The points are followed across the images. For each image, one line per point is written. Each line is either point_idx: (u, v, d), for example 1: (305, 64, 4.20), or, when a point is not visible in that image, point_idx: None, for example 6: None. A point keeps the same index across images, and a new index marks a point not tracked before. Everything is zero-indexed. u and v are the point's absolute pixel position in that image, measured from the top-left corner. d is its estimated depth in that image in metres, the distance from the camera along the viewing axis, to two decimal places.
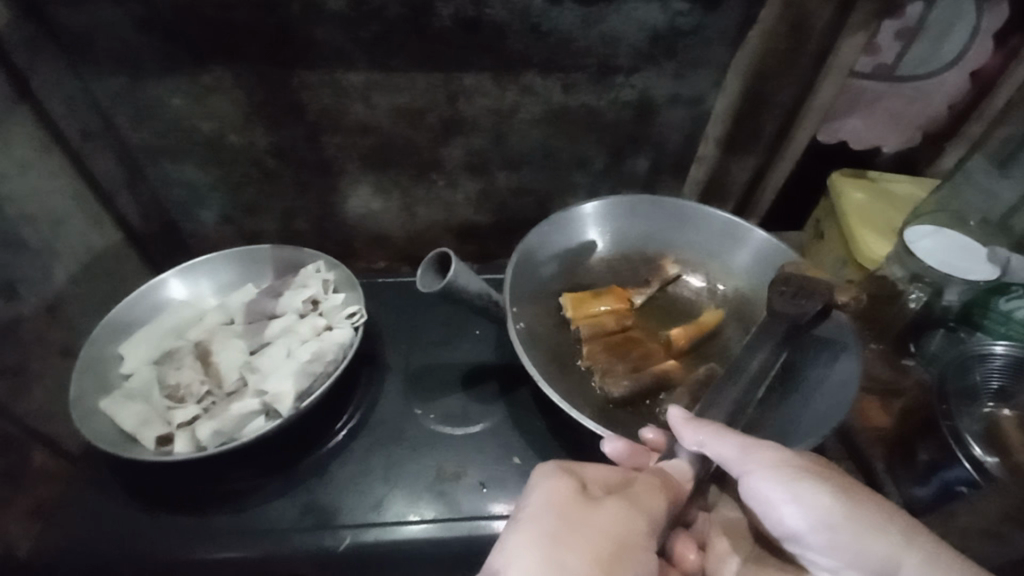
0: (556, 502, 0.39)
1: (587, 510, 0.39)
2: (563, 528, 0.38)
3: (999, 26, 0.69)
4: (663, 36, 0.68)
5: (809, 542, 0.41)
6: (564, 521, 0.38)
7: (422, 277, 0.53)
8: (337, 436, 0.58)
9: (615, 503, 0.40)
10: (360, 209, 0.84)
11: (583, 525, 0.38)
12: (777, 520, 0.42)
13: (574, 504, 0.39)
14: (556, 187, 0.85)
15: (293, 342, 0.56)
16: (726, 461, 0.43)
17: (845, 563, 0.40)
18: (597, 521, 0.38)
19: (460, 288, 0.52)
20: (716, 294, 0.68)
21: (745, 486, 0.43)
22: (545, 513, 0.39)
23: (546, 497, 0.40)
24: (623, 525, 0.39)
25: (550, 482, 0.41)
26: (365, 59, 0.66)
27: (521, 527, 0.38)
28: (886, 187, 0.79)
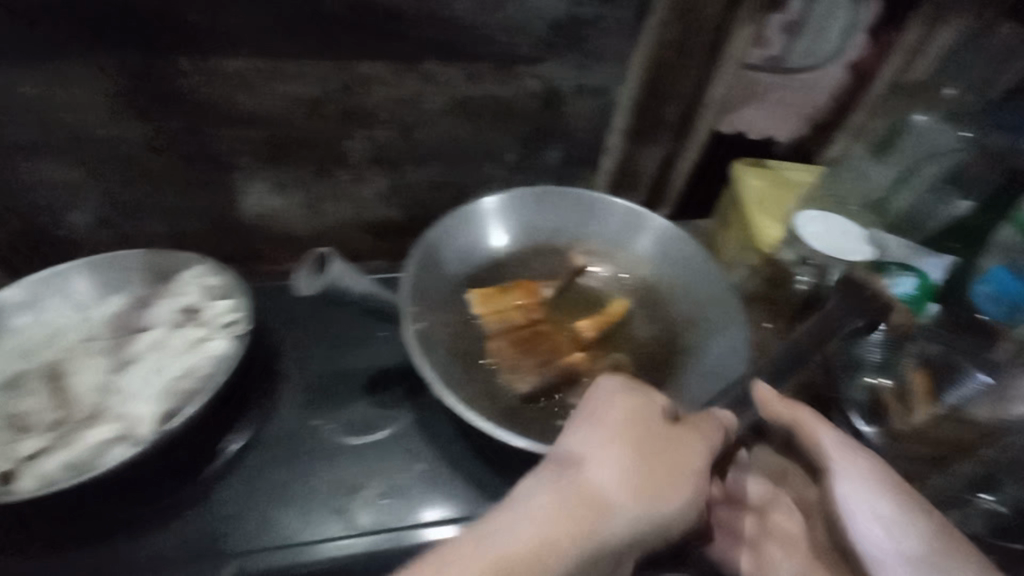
0: (634, 420, 0.44)
1: (653, 433, 0.44)
2: (628, 445, 0.42)
3: (871, 22, 0.74)
4: (562, 26, 0.67)
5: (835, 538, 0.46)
6: (631, 438, 0.43)
7: (298, 278, 0.51)
8: (227, 451, 0.54)
9: (683, 433, 0.45)
10: (258, 208, 0.78)
11: (644, 446, 0.43)
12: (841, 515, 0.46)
13: (645, 423, 0.44)
14: (468, 181, 0.83)
15: (163, 356, 0.51)
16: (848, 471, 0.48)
17: None
18: (655, 444, 0.43)
19: (339, 285, 0.51)
20: (623, 284, 0.68)
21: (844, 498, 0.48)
22: (620, 426, 0.44)
23: (625, 413, 0.45)
24: (679, 450, 0.43)
25: (625, 399, 0.46)
26: (247, 43, 0.61)
27: (588, 432, 0.43)
28: (783, 175, 0.83)
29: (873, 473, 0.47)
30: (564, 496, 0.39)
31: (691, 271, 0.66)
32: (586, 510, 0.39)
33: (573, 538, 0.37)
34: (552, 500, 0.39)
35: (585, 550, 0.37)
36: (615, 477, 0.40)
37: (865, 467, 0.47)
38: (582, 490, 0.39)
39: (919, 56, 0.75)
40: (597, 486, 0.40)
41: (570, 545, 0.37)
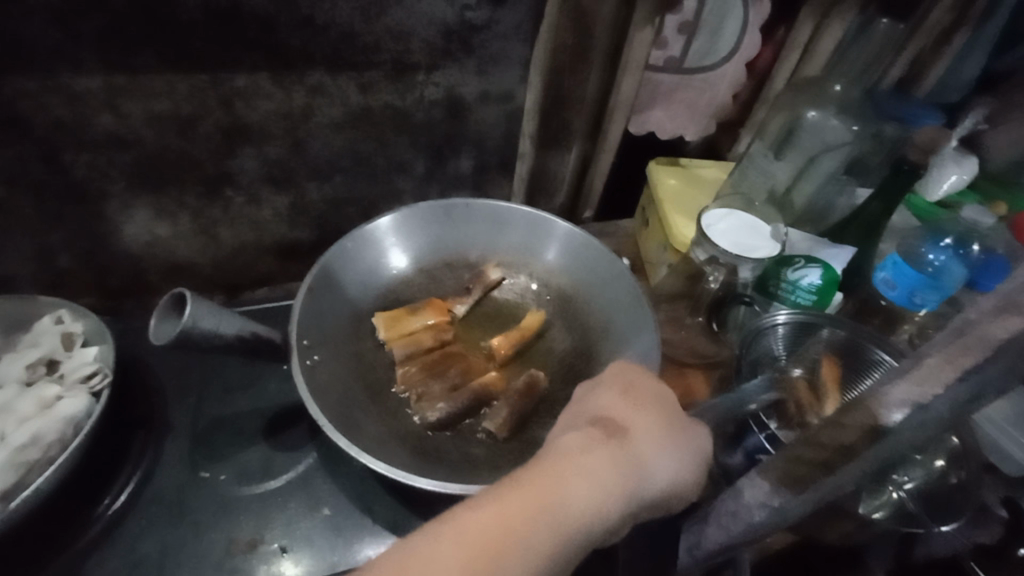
0: (661, 390, 0.45)
1: (679, 401, 0.45)
2: (660, 411, 0.43)
3: (763, 21, 0.75)
4: (455, 31, 0.65)
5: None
6: (658, 407, 0.44)
7: (158, 327, 0.46)
8: (105, 515, 0.49)
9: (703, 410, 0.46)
10: (142, 236, 0.71)
11: (676, 413, 0.44)
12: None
13: (669, 393, 0.45)
14: (377, 195, 0.79)
15: (8, 422, 0.44)
16: None
17: None
18: (682, 415, 0.44)
19: (204, 331, 0.46)
20: (538, 295, 0.66)
21: None
22: (650, 395, 0.45)
23: (652, 383, 0.46)
24: (701, 423, 0.44)
25: (648, 372, 0.47)
26: (99, 60, 0.55)
27: (617, 397, 0.44)
28: (695, 172, 0.84)
29: None
30: (604, 449, 0.39)
31: (603, 279, 0.65)
32: (625, 467, 0.39)
33: (613, 491, 0.38)
34: (592, 453, 0.39)
35: (624, 502, 0.38)
36: (649, 438, 0.41)
37: None
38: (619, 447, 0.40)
39: (809, 52, 0.77)
40: (633, 445, 0.40)
41: (611, 496, 0.38)
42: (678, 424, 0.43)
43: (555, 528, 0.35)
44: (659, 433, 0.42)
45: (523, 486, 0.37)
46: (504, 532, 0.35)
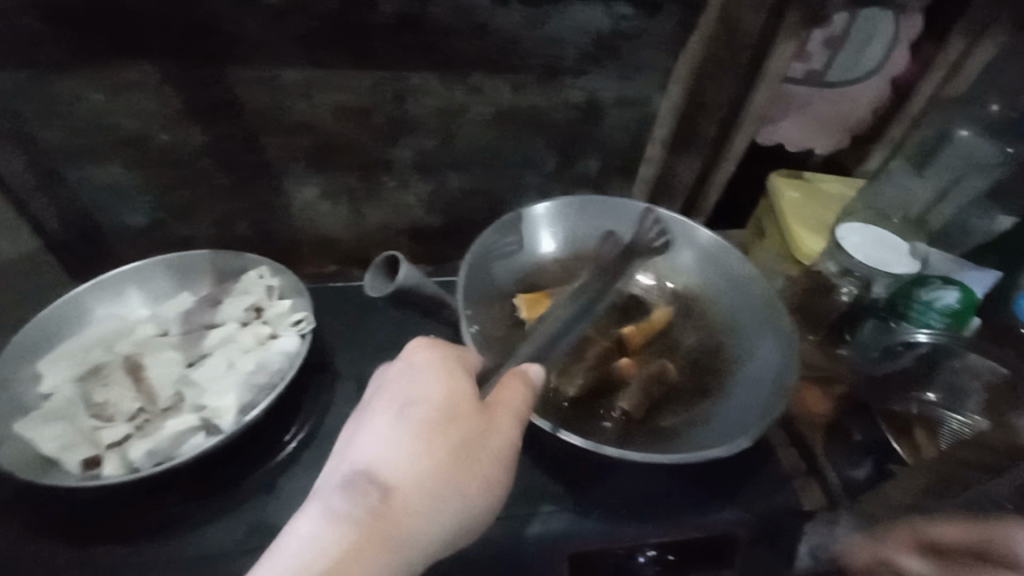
0: (428, 396, 0.43)
1: (457, 405, 0.42)
2: (418, 425, 0.41)
3: (911, 37, 0.75)
4: (606, 40, 0.69)
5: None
6: (426, 421, 0.42)
7: (373, 281, 0.53)
8: (287, 448, 0.56)
9: (481, 403, 0.43)
10: (305, 212, 0.80)
11: (440, 423, 0.41)
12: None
13: (440, 412, 0.42)
14: (507, 189, 0.84)
15: (236, 351, 0.53)
16: None
17: None
18: (443, 417, 0.42)
19: (413, 287, 0.53)
20: (666, 292, 0.69)
21: None
22: (407, 414, 0.42)
23: (420, 394, 0.43)
24: (477, 423, 0.42)
25: (418, 370, 0.45)
26: (304, 55, 0.64)
27: (382, 432, 0.41)
28: (819, 187, 0.83)
29: None
30: (357, 507, 0.38)
31: (733, 281, 0.66)
32: (383, 512, 0.38)
33: (378, 549, 0.36)
34: (344, 513, 0.37)
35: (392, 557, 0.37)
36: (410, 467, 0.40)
37: None
38: (372, 498, 0.38)
39: None
40: (393, 486, 0.39)
41: (373, 557, 0.36)
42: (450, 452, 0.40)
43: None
44: (418, 459, 0.40)
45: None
46: None
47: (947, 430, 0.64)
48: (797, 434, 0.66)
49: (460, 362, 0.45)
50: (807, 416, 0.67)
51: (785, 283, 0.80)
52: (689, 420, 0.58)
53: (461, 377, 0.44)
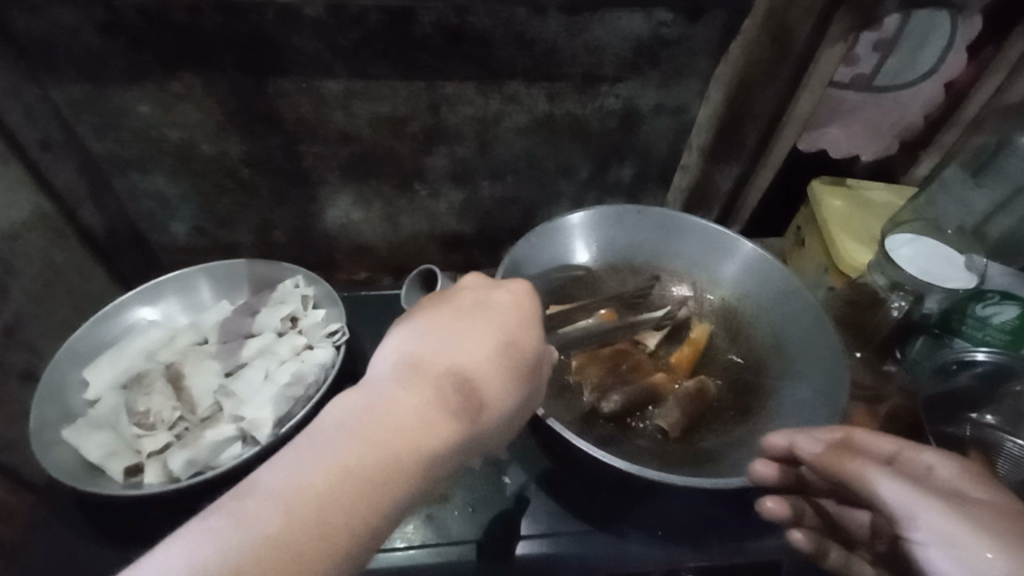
0: (502, 305, 0.41)
1: (527, 320, 0.41)
2: (493, 325, 0.39)
3: (971, 40, 0.71)
4: (646, 47, 0.68)
5: (907, 519, 0.36)
6: (497, 323, 0.40)
7: (409, 295, 0.53)
8: None
9: (519, 309, 0.41)
10: (339, 220, 0.81)
11: (512, 332, 0.40)
12: (822, 466, 0.41)
13: (482, 305, 0.41)
14: (541, 197, 0.84)
15: (272, 363, 0.54)
16: (888, 503, 0.37)
17: None
18: (514, 327, 0.40)
19: None
20: (703, 305, 0.67)
21: (903, 526, 0.36)
22: (455, 308, 0.41)
23: (459, 296, 0.42)
24: (519, 325, 0.40)
25: (488, 290, 0.42)
26: (344, 67, 0.64)
27: (432, 320, 0.39)
28: (864, 195, 0.80)
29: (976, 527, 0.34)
30: (430, 383, 0.35)
31: (774, 295, 0.64)
32: (454, 393, 0.35)
33: (443, 419, 0.34)
34: (418, 384, 0.35)
35: (460, 439, 0.34)
36: (478, 355, 0.38)
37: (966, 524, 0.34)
38: (445, 378, 0.36)
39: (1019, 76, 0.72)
40: (463, 370, 0.37)
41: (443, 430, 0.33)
42: (500, 340, 0.39)
43: (387, 485, 0.31)
44: (489, 355, 0.38)
45: (325, 445, 0.32)
46: (317, 526, 0.29)
47: (1005, 453, 0.61)
48: None
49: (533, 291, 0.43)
50: None
51: (828, 295, 0.76)
52: (728, 441, 0.56)
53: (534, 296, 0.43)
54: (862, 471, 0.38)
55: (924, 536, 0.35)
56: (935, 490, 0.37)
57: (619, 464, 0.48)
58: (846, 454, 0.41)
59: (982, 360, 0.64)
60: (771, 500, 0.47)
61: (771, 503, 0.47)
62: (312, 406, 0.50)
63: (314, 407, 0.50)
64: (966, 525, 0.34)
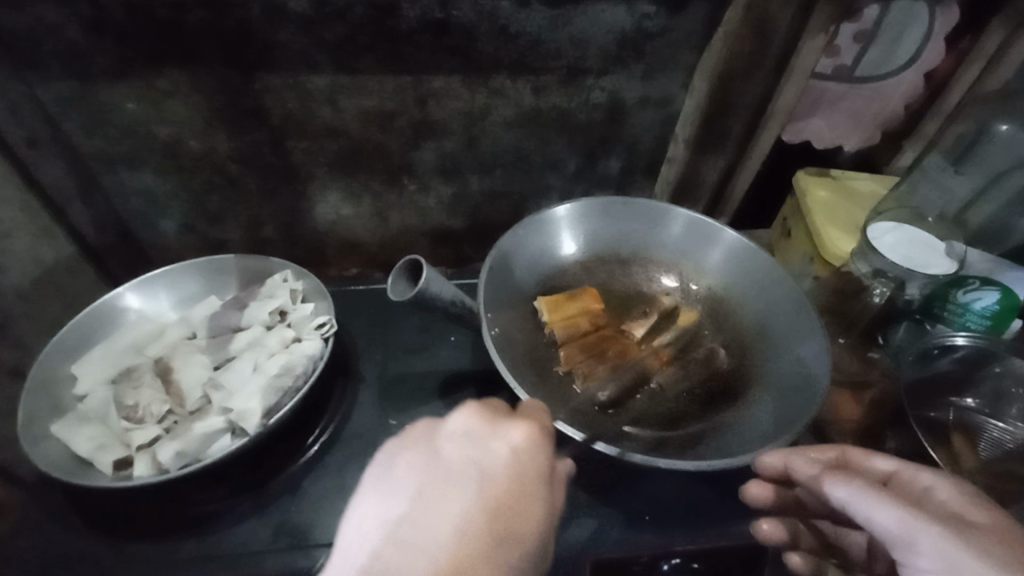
0: (503, 466, 0.39)
1: (525, 471, 0.39)
2: (490, 495, 0.37)
3: (950, 30, 0.72)
4: (630, 39, 0.68)
5: (908, 544, 0.37)
6: (491, 483, 0.38)
7: (394, 286, 0.53)
8: (310, 450, 0.57)
9: (519, 459, 0.40)
10: (329, 216, 0.81)
11: (506, 498, 0.38)
12: (819, 490, 0.41)
13: (473, 464, 0.39)
14: (529, 190, 0.84)
15: (260, 355, 0.54)
16: (885, 530, 0.38)
17: None
18: (513, 497, 0.38)
19: (433, 294, 0.53)
20: (689, 294, 0.68)
21: (901, 553, 0.38)
22: (449, 468, 0.39)
23: (455, 448, 0.40)
24: (521, 485, 0.39)
25: (485, 442, 0.40)
26: (330, 62, 0.64)
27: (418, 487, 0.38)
28: (848, 185, 0.81)
29: (966, 552, 0.35)
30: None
31: (758, 283, 0.65)
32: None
33: None
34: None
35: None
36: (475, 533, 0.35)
37: (956, 550, 0.35)
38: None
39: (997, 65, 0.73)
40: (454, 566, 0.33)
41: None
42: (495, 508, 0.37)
43: None
44: (483, 538, 0.35)
45: None
46: None
47: (986, 437, 0.62)
48: (826, 438, 0.64)
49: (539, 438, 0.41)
50: (838, 422, 0.65)
51: (813, 284, 0.77)
52: (714, 425, 0.56)
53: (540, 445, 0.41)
54: (852, 497, 0.39)
55: (924, 562, 0.36)
56: (935, 514, 0.37)
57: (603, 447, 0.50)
58: (832, 475, 0.41)
59: (962, 346, 0.65)
60: (765, 523, 0.50)
61: (767, 526, 0.50)
62: (300, 397, 0.51)
63: (302, 396, 0.51)
64: (971, 556, 0.35)
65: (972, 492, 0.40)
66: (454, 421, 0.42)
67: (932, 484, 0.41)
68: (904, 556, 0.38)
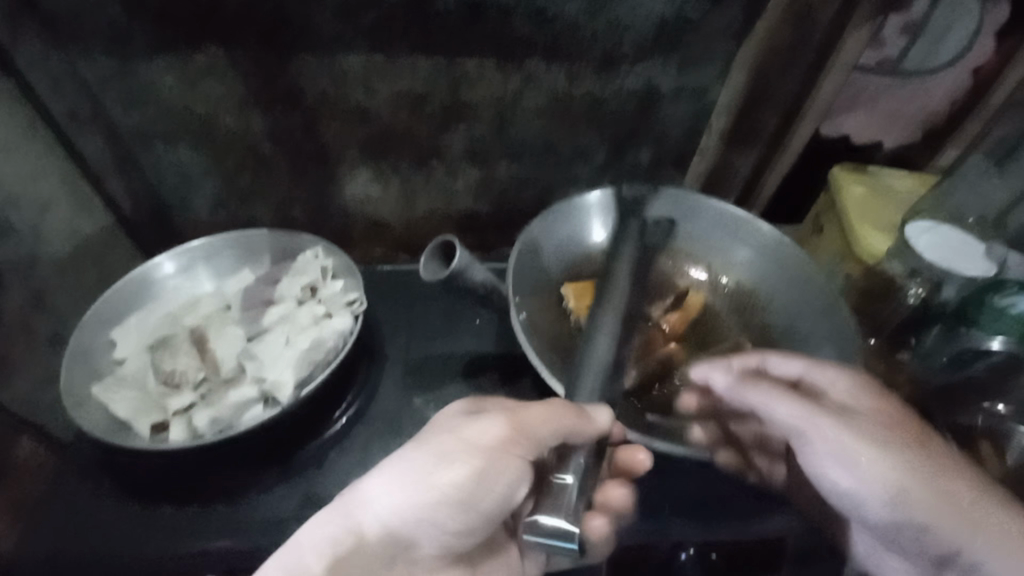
0: (485, 478, 0.43)
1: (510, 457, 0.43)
2: (470, 498, 0.43)
3: (1000, 26, 0.69)
4: (668, 28, 0.67)
5: (803, 433, 0.46)
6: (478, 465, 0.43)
7: (427, 265, 0.56)
8: (337, 424, 0.58)
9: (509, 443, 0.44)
10: (357, 197, 0.82)
11: (474, 498, 0.43)
12: (736, 396, 0.51)
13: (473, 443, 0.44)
14: (558, 179, 0.83)
15: (292, 329, 0.56)
16: (787, 424, 0.47)
17: (861, 484, 0.44)
18: (497, 466, 0.43)
19: (466, 276, 0.55)
20: (717, 287, 0.67)
21: (799, 442, 0.47)
22: (453, 445, 0.44)
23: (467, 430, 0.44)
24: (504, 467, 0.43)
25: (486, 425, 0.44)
26: (364, 44, 0.65)
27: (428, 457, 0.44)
28: (887, 183, 0.79)
29: (844, 436, 0.45)
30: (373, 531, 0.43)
31: (788, 278, 0.64)
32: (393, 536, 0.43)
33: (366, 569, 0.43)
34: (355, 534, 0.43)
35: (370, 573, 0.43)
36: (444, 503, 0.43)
37: (838, 435, 0.45)
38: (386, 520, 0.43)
39: None
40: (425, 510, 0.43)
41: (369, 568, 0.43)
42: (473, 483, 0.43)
43: None
44: (450, 502, 0.43)
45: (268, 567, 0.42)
46: None
47: (1015, 444, 0.60)
48: None
49: (510, 446, 0.43)
50: None
51: (844, 282, 0.76)
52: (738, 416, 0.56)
53: (514, 447, 0.43)
54: (763, 398, 0.48)
55: (817, 447, 0.46)
56: (825, 405, 0.47)
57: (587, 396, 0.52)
58: (747, 383, 0.50)
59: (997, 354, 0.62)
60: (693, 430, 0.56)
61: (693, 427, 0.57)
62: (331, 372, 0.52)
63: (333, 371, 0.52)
64: (849, 434, 0.45)
65: (860, 386, 0.49)
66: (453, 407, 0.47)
67: (829, 380, 0.50)
68: (800, 442, 0.47)
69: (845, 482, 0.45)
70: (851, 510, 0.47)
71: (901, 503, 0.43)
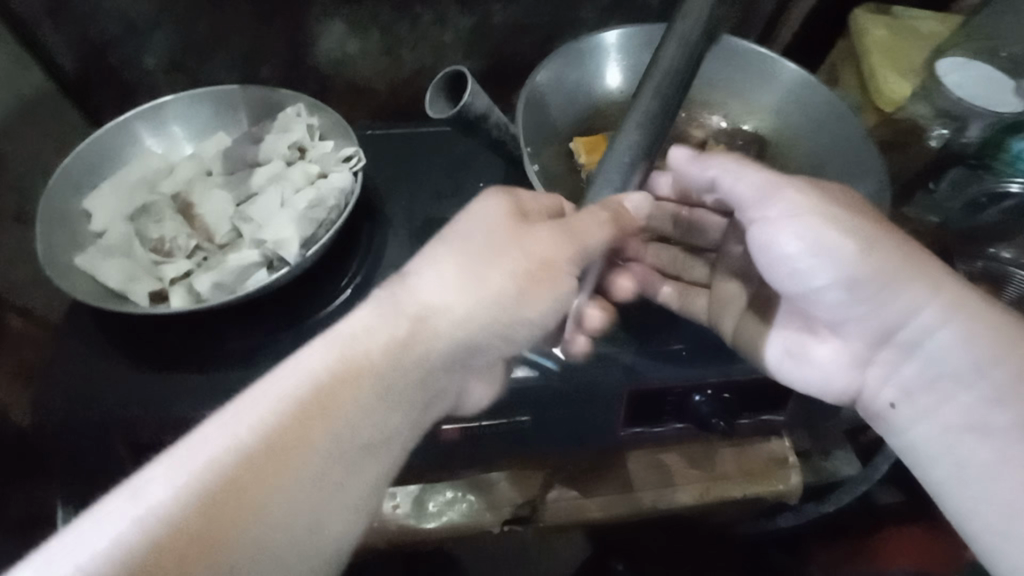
0: (521, 303, 0.41)
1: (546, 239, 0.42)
2: (514, 295, 0.40)
3: None
4: None
5: (760, 200, 0.47)
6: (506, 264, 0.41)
7: (434, 103, 0.51)
8: (344, 293, 0.56)
9: (544, 226, 0.42)
10: (333, 53, 0.72)
11: (517, 305, 0.41)
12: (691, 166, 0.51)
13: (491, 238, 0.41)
14: (559, 26, 0.75)
15: (286, 189, 0.51)
16: (743, 194, 0.47)
17: (810, 252, 0.44)
18: (534, 251, 0.41)
19: (477, 112, 0.50)
20: (735, 135, 0.64)
21: (751, 211, 0.47)
22: (472, 236, 0.42)
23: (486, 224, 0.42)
24: (543, 242, 0.42)
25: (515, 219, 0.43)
26: None
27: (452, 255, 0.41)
28: (909, 23, 0.73)
29: (799, 201, 0.45)
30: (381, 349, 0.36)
31: (812, 120, 0.60)
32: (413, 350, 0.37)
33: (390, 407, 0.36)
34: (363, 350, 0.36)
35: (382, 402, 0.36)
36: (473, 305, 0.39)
37: (792, 200, 0.45)
38: (408, 323, 0.38)
39: None
40: (442, 312, 0.39)
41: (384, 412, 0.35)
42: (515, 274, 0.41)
43: (286, 450, 0.32)
44: (477, 300, 0.40)
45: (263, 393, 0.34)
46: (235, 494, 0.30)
47: (1015, 284, 0.58)
48: None
49: (551, 275, 0.41)
50: None
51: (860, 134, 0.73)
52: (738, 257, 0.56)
53: (554, 277, 0.42)
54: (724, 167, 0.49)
55: (770, 213, 0.46)
56: (788, 176, 0.47)
57: (608, 187, 0.47)
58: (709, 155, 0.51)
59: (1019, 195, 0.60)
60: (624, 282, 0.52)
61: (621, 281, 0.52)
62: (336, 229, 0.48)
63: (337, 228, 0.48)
64: (807, 200, 0.44)
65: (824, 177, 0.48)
66: (491, 203, 0.43)
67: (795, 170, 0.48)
68: (756, 213, 0.47)
69: (791, 251, 0.45)
70: (795, 286, 0.47)
71: (852, 274, 0.43)
